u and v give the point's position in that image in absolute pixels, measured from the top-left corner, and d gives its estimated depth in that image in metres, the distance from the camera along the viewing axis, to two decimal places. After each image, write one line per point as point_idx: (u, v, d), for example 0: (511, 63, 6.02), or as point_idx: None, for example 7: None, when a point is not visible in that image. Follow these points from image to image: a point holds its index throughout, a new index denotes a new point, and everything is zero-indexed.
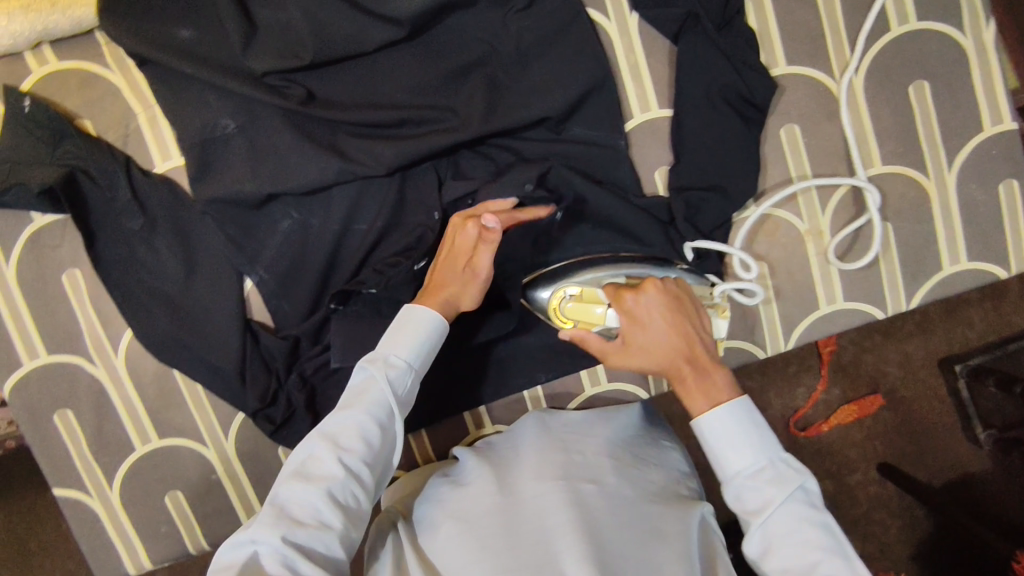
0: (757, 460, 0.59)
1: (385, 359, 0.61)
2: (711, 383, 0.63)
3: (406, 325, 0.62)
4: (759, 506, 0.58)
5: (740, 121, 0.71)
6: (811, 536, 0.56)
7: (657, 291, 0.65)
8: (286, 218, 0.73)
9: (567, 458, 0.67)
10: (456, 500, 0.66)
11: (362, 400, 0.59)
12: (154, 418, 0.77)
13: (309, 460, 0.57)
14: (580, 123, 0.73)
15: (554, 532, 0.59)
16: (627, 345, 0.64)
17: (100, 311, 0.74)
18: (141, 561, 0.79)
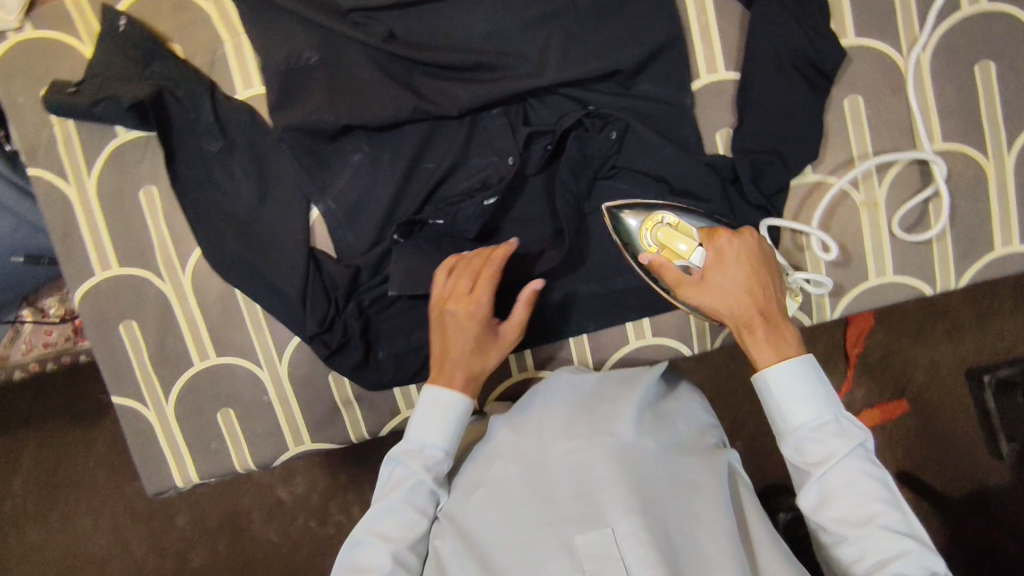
0: (822, 415, 0.63)
1: (411, 446, 0.70)
2: (781, 339, 0.65)
3: (431, 410, 0.70)
4: (821, 458, 0.63)
5: (807, 86, 0.73)
6: (870, 488, 0.61)
7: (747, 236, 0.67)
8: (357, 151, 0.76)
9: (593, 412, 0.69)
10: (489, 456, 0.69)
11: (402, 492, 0.68)
12: (214, 336, 0.80)
13: (361, 556, 0.67)
14: (649, 79, 0.75)
15: (592, 493, 0.62)
16: (704, 281, 0.66)
17: (172, 228, 0.78)
18: (188, 474, 0.82)
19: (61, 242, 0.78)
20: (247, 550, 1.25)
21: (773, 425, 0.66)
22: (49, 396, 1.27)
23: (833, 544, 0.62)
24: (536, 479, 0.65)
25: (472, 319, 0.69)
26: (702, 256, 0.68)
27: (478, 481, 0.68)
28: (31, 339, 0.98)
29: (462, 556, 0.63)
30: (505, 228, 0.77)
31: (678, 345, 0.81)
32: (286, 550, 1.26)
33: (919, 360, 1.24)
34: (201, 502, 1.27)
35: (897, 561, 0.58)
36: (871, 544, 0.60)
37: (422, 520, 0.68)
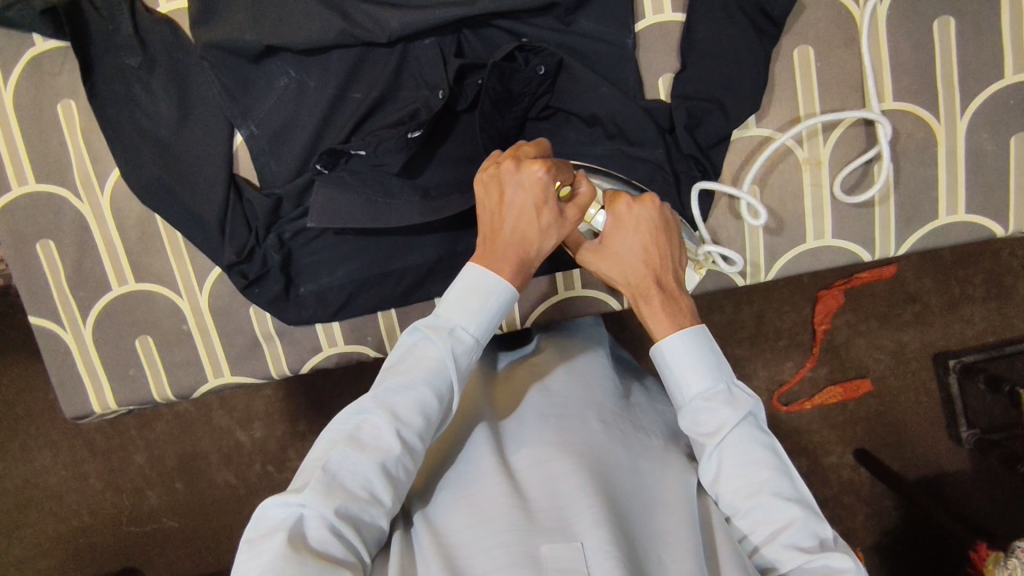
0: (715, 384, 0.63)
1: (453, 333, 0.62)
2: (676, 308, 0.66)
3: (476, 288, 0.62)
4: (714, 428, 0.62)
5: (754, 33, 0.70)
6: (760, 456, 0.61)
7: (647, 204, 0.65)
8: (283, 76, 0.73)
9: (566, 418, 0.67)
10: (460, 459, 0.66)
11: (418, 368, 0.60)
12: (134, 261, 0.78)
13: (364, 428, 0.58)
14: (589, 16, 0.71)
15: (566, 500, 0.60)
16: (603, 250, 0.67)
17: (91, 146, 0.75)
18: (106, 400, 0.81)
19: None
20: (203, 488, 1.28)
21: (670, 398, 0.65)
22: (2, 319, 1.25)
23: (729, 516, 0.62)
24: (503, 480, 0.62)
25: (540, 186, 0.62)
26: (603, 219, 0.67)
27: (447, 484, 0.65)
28: None
29: (420, 551, 0.60)
30: (434, 167, 0.76)
31: (608, 298, 0.84)
32: (239, 488, 1.28)
33: (879, 342, 1.23)
34: (146, 442, 1.27)
35: (785, 529, 0.59)
36: (762, 512, 0.60)
37: (436, 415, 0.61)
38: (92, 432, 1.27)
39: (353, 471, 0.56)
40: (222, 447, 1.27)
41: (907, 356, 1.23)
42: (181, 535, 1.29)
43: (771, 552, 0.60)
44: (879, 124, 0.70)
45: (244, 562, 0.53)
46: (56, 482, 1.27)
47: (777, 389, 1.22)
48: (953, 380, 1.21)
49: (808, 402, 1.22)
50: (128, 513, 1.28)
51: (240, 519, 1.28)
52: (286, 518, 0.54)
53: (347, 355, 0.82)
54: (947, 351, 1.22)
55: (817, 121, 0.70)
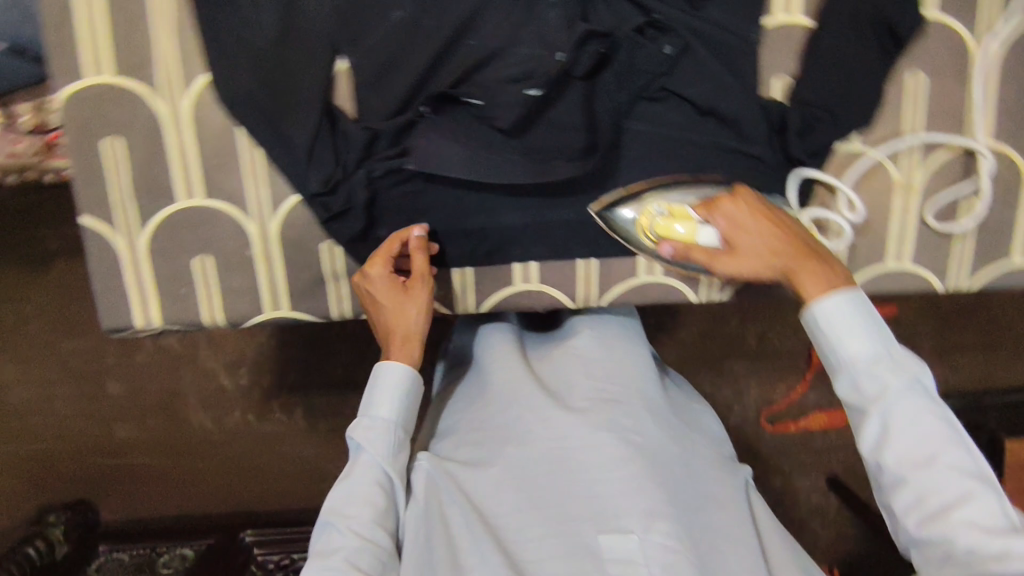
0: (875, 347, 0.61)
1: (372, 421, 0.72)
2: (827, 267, 0.65)
3: (384, 384, 0.73)
4: (877, 392, 0.60)
5: (878, 50, 0.71)
6: (933, 424, 0.58)
7: (744, 197, 0.69)
8: (399, 8, 0.70)
9: (612, 407, 0.70)
10: (505, 431, 0.71)
11: (354, 471, 0.71)
12: (206, 175, 0.73)
13: (327, 540, 0.68)
14: (719, 5, 0.71)
15: (608, 487, 0.65)
16: (734, 248, 0.68)
17: (181, 45, 0.70)
18: (151, 317, 0.77)
19: (54, 31, 0.68)
20: (175, 429, 1.23)
21: (827, 363, 0.64)
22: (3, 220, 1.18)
23: (891, 486, 0.59)
24: (559, 466, 0.67)
25: (381, 279, 0.72)
26: (711, 233, 0.70)
27: (495, 455, 0.69)
28: None
29: (467, 522, 0.67)
30: (538, 129, 0.73)
31: (683, 288, 0.80)
32: (237, 432, 1.23)
33: None
34: (132, 373, 1.21)
35: (961, 503, 0.55)
36: (930, 482, 0.56)
37: (385, 499, 0.70)
38: (69, 354, 1.21)
39: (336, 543, 0.67)
40: (204, 392, 1.21)
41: None
42: (151, 475, 1.24)
43: (937, 529, 0.55)
44: (981, 157, 0.74)
45: None
46: (26, 401, 1.22)
47: (766, 408, 1.23)
48: None
49: (792, 424, 1.23)
50: (94, 445, 1.23)
51: (228, 467, 1.24)
52: None
53: None
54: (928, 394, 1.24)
55: (919, 139, 0.72)
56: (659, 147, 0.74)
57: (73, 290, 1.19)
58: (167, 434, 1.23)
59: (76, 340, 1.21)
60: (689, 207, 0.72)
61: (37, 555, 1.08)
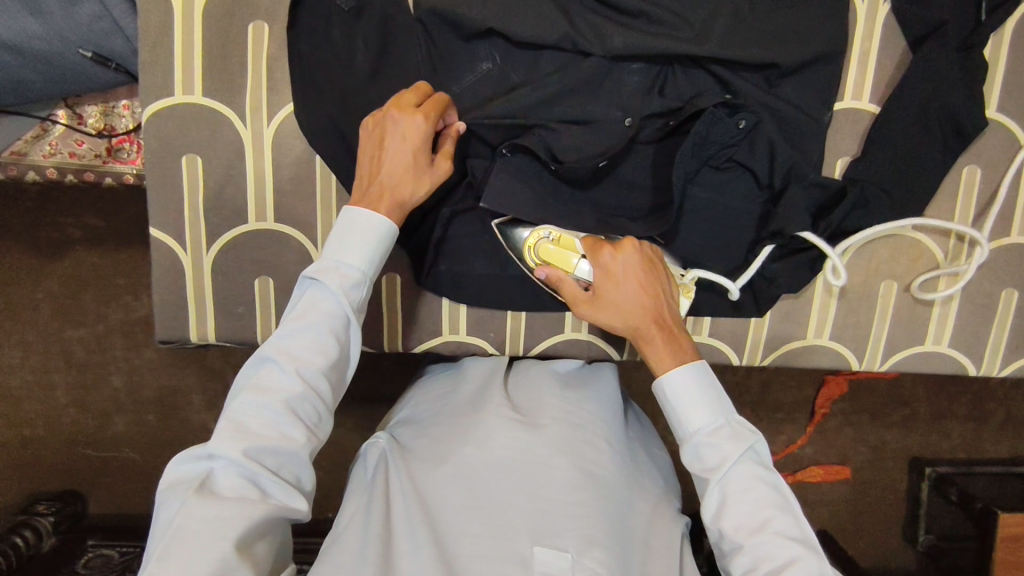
0: (716, 420, 0.66)
1: (346, 270, 0.64)
2: (679, 345, 0.69)
3: (354, 228, 0.64)
4: (716, 463, 0.65)
5: (939, 144, 0.74)
6: (765, 492, 0.64)
7: (629, 250, 0.69)
8: (488, 60, 0.72)
9: (577, 434, 0.70)
10: (469, 431, 0.70)
11: (309, 314, 0.62)
12: (279, 200, 0.74)
13: (265, 375, 0.61)
14: (795, 84, 0.74)
15: (553, 507, 0.65)
16: (598, 296, 0.69)
17: (272, 74, 0.72)
18: (205, 332, 0.78)
19: (152, 48, 0.70)
20: (176, 431, 1.22)
21: (674, 432, 0.69)
22: (14, 209, 1.15)
23: (731, 552, 0.64)
24: (514, 476, 0.67)
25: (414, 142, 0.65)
26: (589, 270, 0.70)
27: (450, 453, 0.68)
28: (59, 145, 0.86)
29: (410, 514, 0.65)
30: (605, 183, 0.75)
31: (728, 351, 0.81)
32: None
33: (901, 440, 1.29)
34: (144, 369, 1.20)
35: (788, 566, 0.60)
36: (765, 548, 0.61)
37: (337, 354, 0.63)
38: (72, 345, 1.19)
39: (259, 413, 0.59)
40: (206, 392, 1.21)
41: (885, 455, 1.25)
42: (144, 475, 1.23)
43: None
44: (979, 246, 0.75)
45: (161, 508, 0.57)
46: (20, 389, 1.20)
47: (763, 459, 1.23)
48: (924, 486, 1.23)
49: (789, 477, 1.25)
50: (92, 437, 1.22)
51: None
52: (193, 471, 0.58)
53: (464, 346, 0.81)
54: (923, 457, 1.24)
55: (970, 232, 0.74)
56: (717, 213, 0.77)
57: (85, 283, 1.17)
58: (165, 434, 1.22)
59: (81, 331, 1.19)
60: (579, 238, 0.72)
61: (20, 547, 1.05)
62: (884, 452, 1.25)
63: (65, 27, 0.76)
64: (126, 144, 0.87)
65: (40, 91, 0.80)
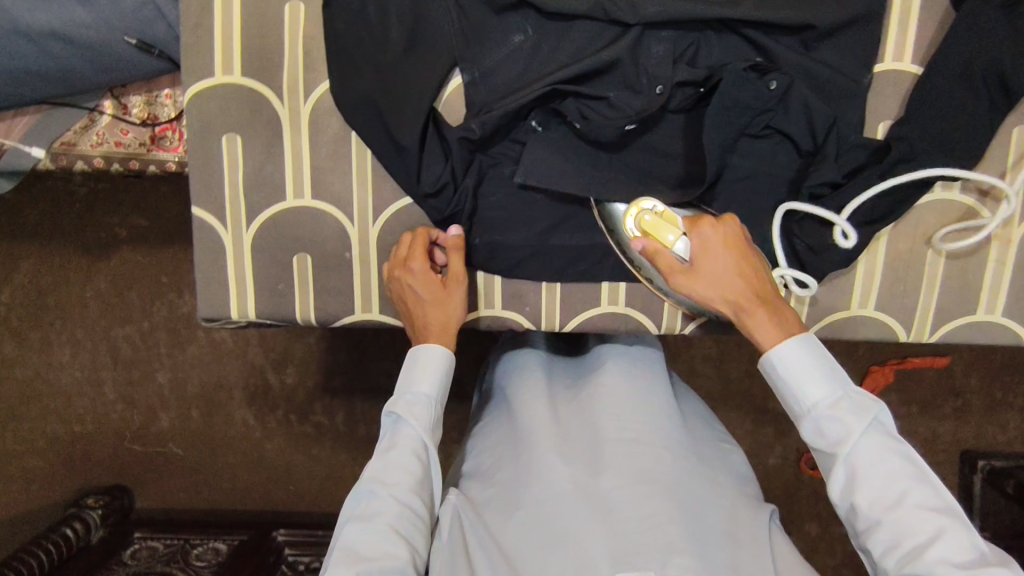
0: (835, 393, 0.62)
1: (414, 398, 0.71)
2: (783, 316, 0.65)
3: (419, 365, 0.72)
4: (839, 438, 0.61)
5: (987, 102, 0.71)
6: (898, 463, 0.59)
7: (729, 225, 0.67)
8: (520, 32, 0.73)
9: (638, 443, 0.67)
10: (526, 468, 0.68)
11: (396, 443, 0.68)
12: (316, 177, 0.76)
13: (368, 506, 0.66)
14: (832, 47, 0.72)
15: (625, 526, 0.62)
16: (695, 270, 0.66)
17: (308, 52, 0.73)
18: (246, 310, 0.79)
19: (194, 32, 0.73)
20: (218, 421, 1.24)
21: (789, 409, 0.65)
22: (62, 207, 1.19)
23: (866, 531, 0.60)
24: (580, 509, 0.63)
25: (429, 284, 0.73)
26: (686, 245, 0.67)
27: (520, 492, 0.67)
28: (105, 134, 0.89)
29: (494, 567, 0.64)
30: (638, 150, 0.75)
31: None
32: (290, 431, 1.24)
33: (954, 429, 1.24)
34: (186, 362, 1.23)
35: (933, 541, 0.56)
36: (904, 522, 0.57)
37: (426, 475, 0.68)
38: (118, 340, 1.22)
39: (366, 542, 0.63)
40: (247, 384, 1.23)
41: (936, 447, 1.21)
42: (189, 465, 1.26)
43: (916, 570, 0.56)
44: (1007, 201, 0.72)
45: None
46: (72, 381, 1.24)
47: None
48: (976, 480, 1.19)
49: None
50: (139, 429, 1.25)
51: (277, 468, 1.25)
52: None
53: (498, 322, 0.80)
54: (975, 450, 1.19)
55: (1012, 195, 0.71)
56: (754, 182, 0.76)
57: (129, 278, 1.20)
58: (208, 425, 1.24)
59: (126, 327, 1.22)
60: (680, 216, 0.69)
61: (70, 539, 1.08)
62: (934, 441, 1.21)
63: (109, 16, 0.79)
64: (168, 133, 0.89)
65: (88, 81, 0.83)
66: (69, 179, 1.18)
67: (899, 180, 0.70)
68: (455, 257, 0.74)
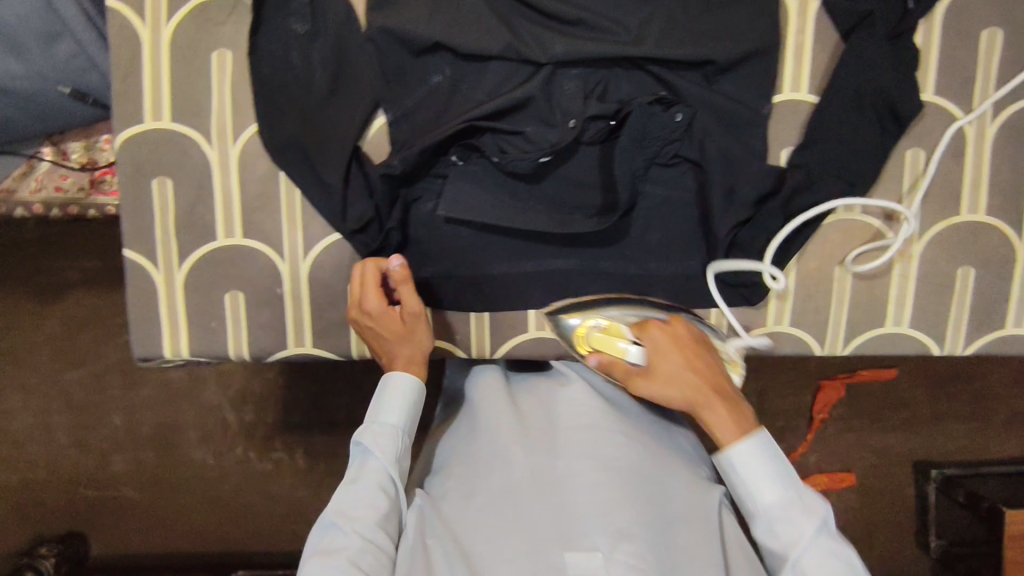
0: (785, 494, 0.67)
1: (381, 427, 0.73)
2: (741, 414, 0.69)
3: (391, 393, 0.74)
4: (788, 536, 0.66)
5: (878, 126, 0.76)
6: (825, 560, 0.64)
7: (681, 326, 0.73)
8: (439, 73, 0.76)
9: (589, 433, 0.71)
10: (487, 462, 0.72)
11: (362, 474, 0.70)
12: (247, 216, 0.78)
13: (329, 540, 0.68)
14: (733, 80, 0.77)
15: (579, 511, 0.66)
16: (650, 373, 0.71)
17: (235, 97, 0.76)
18: (179, 349, 0.80)
19: (124, 80, 0.75)
20: (174, 463, 1.23)
21: (740, 504, 0.69)
22: (10, 252, 1.19)
23: None
24: (537, 496, 0.68)
25: (386, 322, 0.73)
26: (639, 352, 0.71)
27: (483, 493, 0.70)
28: (45, 179, 0.90)
29: (452, 562, 0.66)
30: (556, 181, 0.78)
31: None
32: (240, 470, 1.23)
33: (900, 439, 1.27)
34: (141, 403, 1.22)
35: None
36: None
37: (391, 509, 0.70)
38: (71, 384, 1.21)
39: (326, 572, 0.65)
40: (203, 423, 1.22)
41: (888, 458, 1.23)
42: (144, 508, 1.24)
43: None
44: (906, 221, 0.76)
45: None
46: (24, 428, 1.22)
47: None
48: (931, 490, 1.21)
49: None
50: (95, 475, 1.23)
51: (230, 507, 1.24)
52: None
53: (429, 351, 0.82)
54: (927, 460, 1.22)
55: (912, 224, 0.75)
56: (669, 208, 0.80)
57: (78, 321, 1.20)
58: (165, 468, 1.23)
59: (77, 370, 1.21)
60: (626, 326, 0.74)
61: None
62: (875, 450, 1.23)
63: (44, 67, 0.81)
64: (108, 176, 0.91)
65: (25, 130, 0.85)
66: (16, 225, 1.18)
67: (799, 221, 0.74)
68: (405, 290, 0.73)
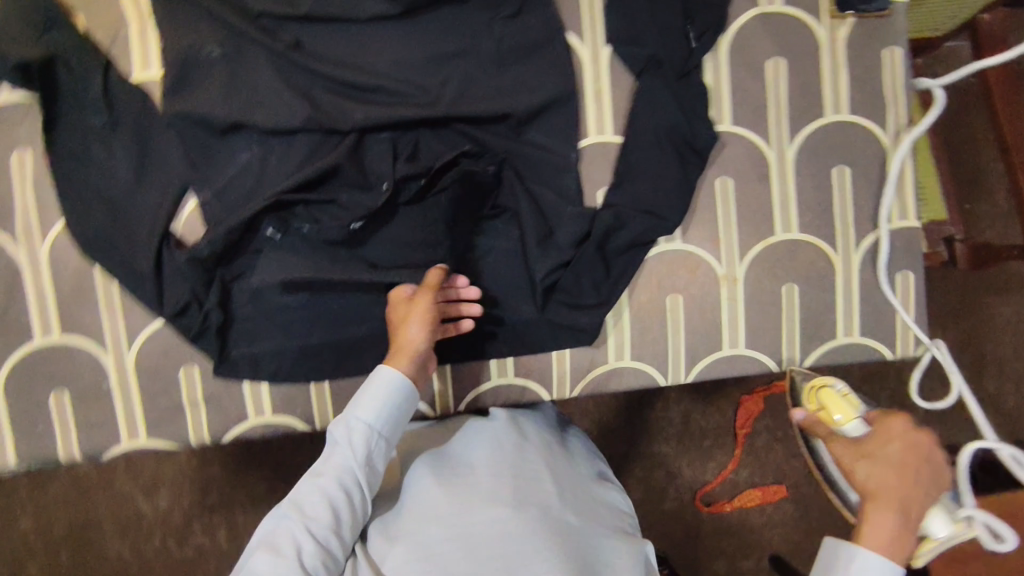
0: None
1: (351, 424, 0.68)
2: (910, 491, 0.65)
3: (372, 386, 0.69)
4: None
5: (679, 160, 0.79)
6: None
7: (921, 434, 0.69)
8: (246, 150, 0.76)
9: (522, 480, 0.70)
10: (423, 513, 0.68)
11: (329, 469, 0.66)
12: (64, 313, 0.76)
13: (279, 532, 0.64)
14: (538, 129, 0.79)
15: (514, 557, 0.63)
16: (863, 447, 0.70)
17: (40, 196, 0.75)
18: (5, 457, 0.77)
19: None
20: (86, 565, 1.15)
21: None
22: None
23: None
24: (471, 546, 0.64)
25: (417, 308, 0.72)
26: (855, 426, 0.71)
27: (421, 543, 0.65)
28: None
29: None
30: (378, 243, 0.79)
31: (537, 388, 0.83)
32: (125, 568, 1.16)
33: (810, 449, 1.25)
34: (44, 508, 1.15)
35: None
36: None
37: (345, 511, 0.66)
38: None
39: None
40: (117, 518, 1.16)
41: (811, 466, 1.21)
42: None
43: None
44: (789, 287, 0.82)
45: None
46: None
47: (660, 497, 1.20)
48: None
49: (728, 502, 1.20)
50: None
51: None
52: None
53: (272, 427, 0.81)
54: None
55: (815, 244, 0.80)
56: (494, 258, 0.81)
57: None
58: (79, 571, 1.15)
59: None
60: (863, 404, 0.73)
61: None
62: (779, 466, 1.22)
63: None
64: None
65: None
66: None
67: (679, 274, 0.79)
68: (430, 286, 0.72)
